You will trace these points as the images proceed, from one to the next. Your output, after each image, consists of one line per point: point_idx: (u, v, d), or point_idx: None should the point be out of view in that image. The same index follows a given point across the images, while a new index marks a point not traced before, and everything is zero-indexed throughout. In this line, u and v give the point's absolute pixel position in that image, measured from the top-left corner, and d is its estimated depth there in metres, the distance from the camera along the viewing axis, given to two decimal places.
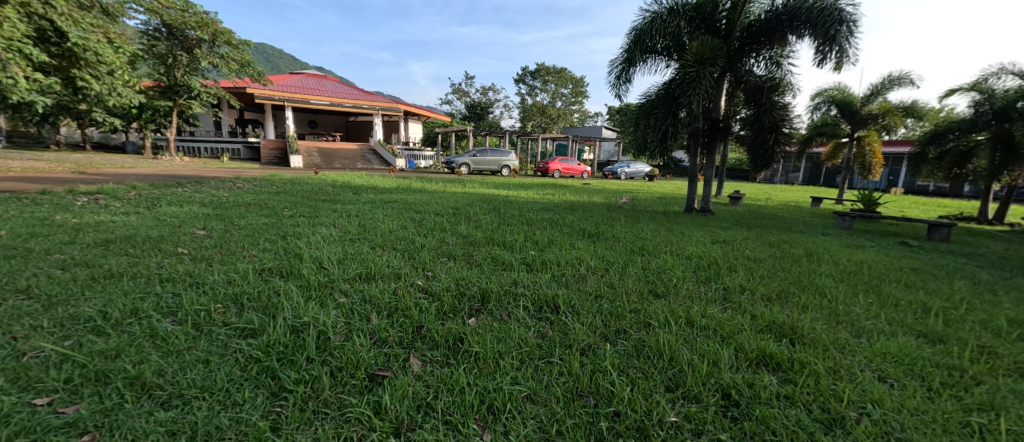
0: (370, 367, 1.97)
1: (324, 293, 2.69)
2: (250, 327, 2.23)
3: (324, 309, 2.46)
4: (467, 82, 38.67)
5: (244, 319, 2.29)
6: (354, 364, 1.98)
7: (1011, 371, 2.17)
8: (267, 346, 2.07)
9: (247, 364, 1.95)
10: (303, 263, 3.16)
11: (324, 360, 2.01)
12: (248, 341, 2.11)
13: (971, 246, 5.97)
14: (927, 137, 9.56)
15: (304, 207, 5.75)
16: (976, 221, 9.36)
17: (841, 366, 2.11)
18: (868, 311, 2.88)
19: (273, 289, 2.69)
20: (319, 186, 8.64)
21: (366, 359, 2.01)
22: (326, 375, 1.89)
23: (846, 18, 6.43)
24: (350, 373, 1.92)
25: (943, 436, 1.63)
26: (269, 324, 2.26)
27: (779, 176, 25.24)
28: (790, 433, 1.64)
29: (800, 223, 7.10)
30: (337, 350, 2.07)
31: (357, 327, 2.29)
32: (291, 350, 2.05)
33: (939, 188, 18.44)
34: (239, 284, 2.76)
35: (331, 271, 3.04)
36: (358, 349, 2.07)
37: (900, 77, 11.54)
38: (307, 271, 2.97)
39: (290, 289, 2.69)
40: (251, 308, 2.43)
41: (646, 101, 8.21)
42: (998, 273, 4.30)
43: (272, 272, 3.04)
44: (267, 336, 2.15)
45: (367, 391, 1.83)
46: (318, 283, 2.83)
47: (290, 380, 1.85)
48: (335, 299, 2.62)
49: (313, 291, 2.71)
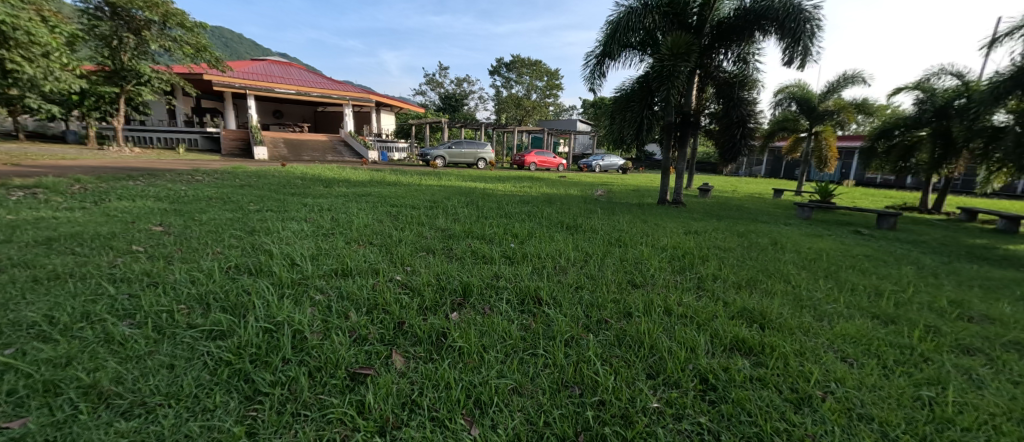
0: (351, 365, 1.91)
1: (299, 291, 2.59)
2: (219, 328, 2.10)
3: (300, 307, 2.35)
4: (442, 72, 37.85)
5: (212, 320, 2.16)
6: (334, 363, 1.91)
7: (953, 348, 2.36)
8: (237, 348, 1.96)
9: (217, 368, 1.84)
10: (274, 260, 3.00)
11: (302, 360, 1.93)
12: (217, 343, 1.99)
13: (914, 234, 6.46)
14: (877, 133, 10.19)
15: (271, 201, 5.48)
16: (919, 210, 10.14)
17: (806, 349, 2.23)
18: (829, 295, 3.08)
19: (241, 288, 2.54)
20: (288, 179, 8.26)
21: (346, 357, 1.94)
22: (305, 375, 1.82)
23: (811, 18, 6.74)
24: (331, 373, 1.86)
25: (900, 410, 1.76)
26: (239, 325, 2.14)
27: (743, 170, 26.40)
28: (763, 414, 1.72)
29: (764, 214, 7.45)
30: (315, 349, 1.99)
31: (335, 324, 2.21)
32: (265, 351, 1.95)
33: (886, 180, 19.86)
34: (204, 283, 2.60)
35: (304, 267, 2.91)
36: (338, 347, 2.00)
37: (854, 75, 12.22)
38: (278, 269, 2.82)
39: (261, 287, 2.56)
40: (217, 309, 2.29)
41: (621, 94, 8.31)
42: (938, 259, 4.68)
43: (240, 270, 2.88)
44: (239, 337, 2.04)
45: (349, 391, 1.77)
46: (292, 280, 2.71)
47: (266, 383, 1.77)
48: (311, 296, 2.52)
49: (286, 289, 2.60)
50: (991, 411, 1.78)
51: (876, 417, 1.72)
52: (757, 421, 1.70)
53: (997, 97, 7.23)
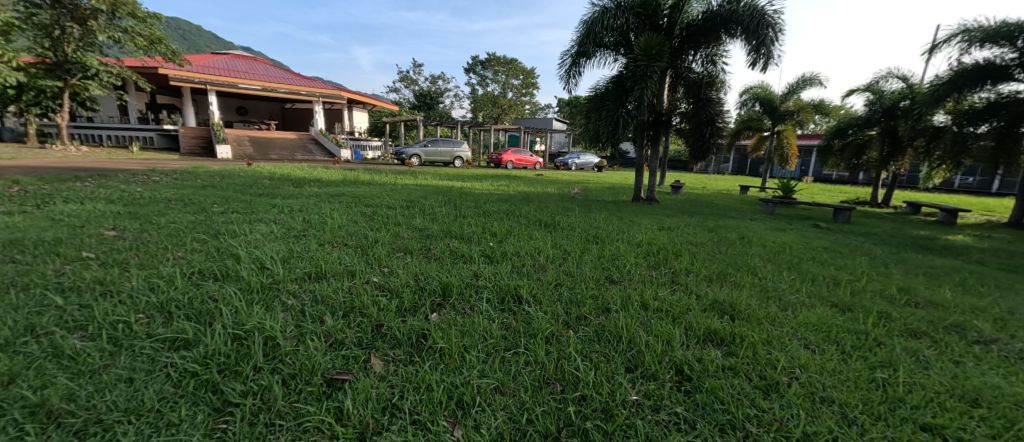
0: (328, 371, 1.85)
1: (270, 296, 2.48)
2: (183, 337, 1.98)
3: (272, 313, 2.25)
4: (416, 69, 37.26)
5: (175, 329, 2.03)
6: (309, 369, 1.84)
7: (903, 332, 2.54)
8: (204, 358, 1.86)
9: (182, 380, 1.74)
10: (242, 264, 2.87)
11: (275, 368, 1.85)
12: (180, 354, 1.88)
13: (866, 226, 6.89)
14: (833, 132, 10.79)
15: (237, 202, 5.24)
16: (870, 204, 10.84)
17: (773, 337, 2.34)
18: (792, 286, 3.24)
19: (206, 295, 2.41)
20: (256, 179, 7.91)
21: (323, 362, 1.88)
22: (278, 384, 1.75)
23: (773, 22, 7.05)
24: (306, 379, 1.80)
25: (857, 392, 1.87)
26: (206, 333, 2.02)
27: (712, 168, 27.37)
28: (735, 401, 1.79)
29: (732, 210, 7.76)
30: (289, 356, 1.91)
31: (309, 329, 2.14)
32: (235, 360, 1.86)
33: (842, 177, 21.08)
34: (165, 290, 2.44)
35: (274, 271, 2.79)
36: (313, 353, 1.93)
37: (811, 77, 12.89)
38: (246, 274, 2.69)
39: (228, 293, 2.43)
40: (181, 317, 2.16)
41: (596, 93, 8.42)
42: (889, 249, 5.02)
43: (204, 275, 2.74)
44: (205, 346, 1.93)
45: (326, 397, 1.72)
46: (261, 285, 2.58)
47: (236, 393, 1.68)
48: (283, 301, 2.42)
49: (256, 294, 2.48)
50: (937, 390, 1.91)
51: (837, 399, 1.82)
52: (731, 409, 1.76)
53: (937, 99, 7.91)
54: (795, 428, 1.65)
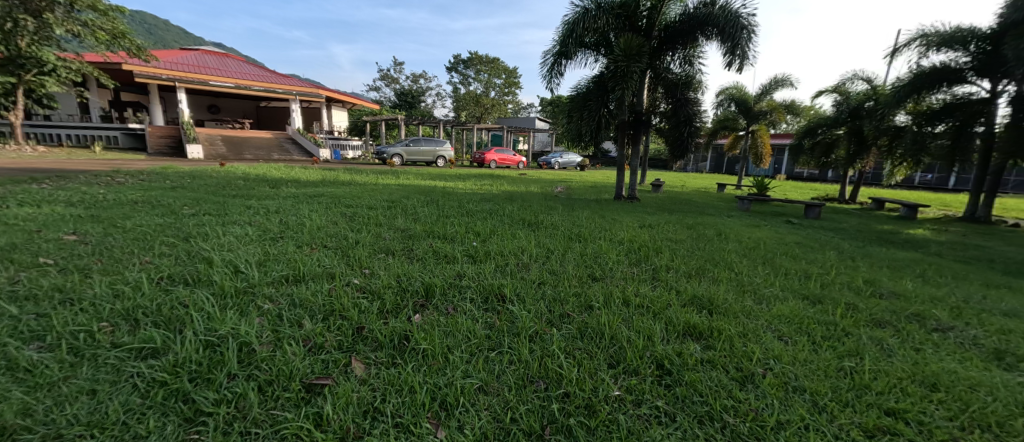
0: (306, 376, 1.80)
1: (244, 300, 2.39)
2: (151, 346, 1.89)
3: (246, 318, 2.18)
4: (396, 68, 36.73)
5: (143, 337, 1.93)
6: (286, 375, 1.79)
7: (869, 321, 2.66)
8: (173, 367, 1.78)
9: (149, 390, 1.66)
10: (214, 268, 2.76)
11: (250, 375, 1.79)
12: (148, 363, 1.79)
13: (835, 222, 7.18)
14: (803, 131, 11.21)
15: (209, 204, 5.04)
16: (838, 201, 11.31)
17: (749, 330, 2.41)
18: (768, 280, 3.35)
19: (175, 301, 2.30)
20: (229, 180, 7.64)
21: (301, 367, 1.83)
22: (254, 391, 1.69)
23: (747, 25, 7.26)
24: (283, 385, 1.74)
25: (827, 380, 1.94)
26: (176, 341, 1.93)
27: (690, 166, 28.01)
28: (713, 393, 1.83)
29: (710, 207, 7.97)
30: (265, 361, 1.85)
31: (287, 334, 2.07)
32: (207, 368, 1.79)
33: (813, 175, 21.90)
34: (131, 297, 2.32)
35: (249, 275, 2.69)
36: (290, 358, 1.87)
37: (783, 79, 13.36)
38: (219, 278, 2.58)
39: (200, 298, 2.33)
40: (148, 324, 2.06)
41: (578, 93, 8.49)
42: (857, 243, 5.25)
43: (174, 280, 2.62)
44: (175, 354, 1.85)
45: (304, 403, 1.67)
46: (235, 290, 2.49)
47: (208, 402, 1.62)
48: (259, 305, 2.34)
49: (230, 299, 2.39)
50: (899, 376, 2.00)
51: (809, 388, 1.88)
52: (710, 400, 1.80)
53: (897, 101, 8.30)
54: (770, 417, 1.70)
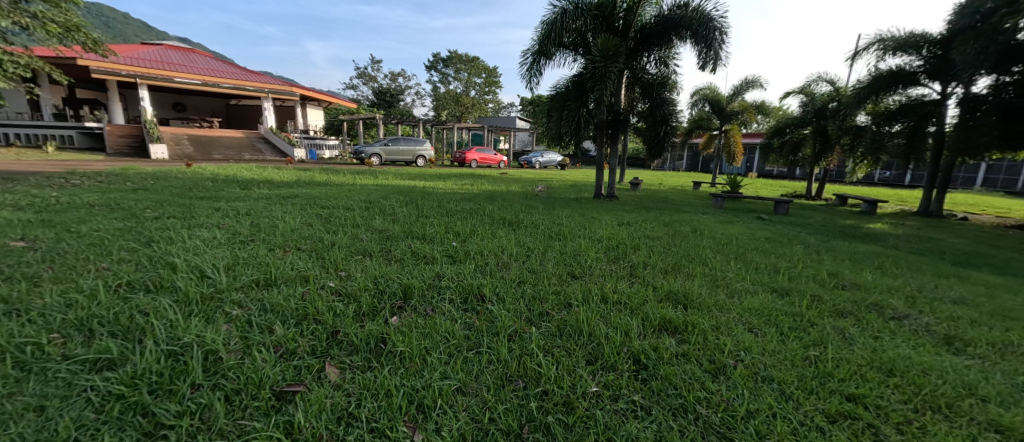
0: (277, 384, 1.77)
1: (211, 306, 2.32)
2: (106, 357, 1.81)
3: (213, 325, 2.11)
4: (374, 65, 36.09)
5: (97, 348, 1.85)
6: (256, 383, 1.75)
7: (831, 312, 2.81)
8: (131, 379, 1.71)
9: (104, 404, 1.59)
10: (178, 273, 2.66)
11: (216, 384, 1.74)
12: (103, 375, 1.71)
13: (802, 217, 7.51)
14: (773, 131, 11.66)
15: (175, 207, 4.85)
16: (806, 198, 11.80)
17: (721, 323, 2.51)
18: (739, 274, 3.49)
19: (134, 309, 2.21)
20: (197, 181, 7.36)
21: (271, 375, 1.80)
22: (220, 401, 1.65)
23: (720, 28, 7.49)
24: (252, 394, 1.71)
25: (793, 370, 2.04)
26: (135, 352, 1.86)
27: (668, 165, 28.65)
28: (687, 386, 1.90)
29: (685, 204, 8.19)
30: (232, 370, 1.81)
31: (257, 340, 2.03)
32: (169, 378, 1.73)
33: (783, 173, 22.76)
34: (85, 306, 2.22)
35: (217, 280, 2.61)
36: (260, 366, 1.84)
37: (753, 80, 13.83)
38: (183, 283, 2.49)
39: (162, 305, 2.24)
40: (104, 335, 1.98)
41: (557, 92, 8.57)
42: (821, 238, 5.51)
43: (134, 287, 2.51)
44: (134, 365, 1.78)
45: (275, 411, 1.64)
46: (201, 296, 2.41)
47: (170, 414, 1.56)
48: (226, 311, 2.28)
49: (195, 306, 2.31)
50: (857, 363, 2.13)
51: (775, 377, 1.98)
52: (683, 393, 1.87)
53: (858, 101, 8.74)
54: (740, 406, 1.78)
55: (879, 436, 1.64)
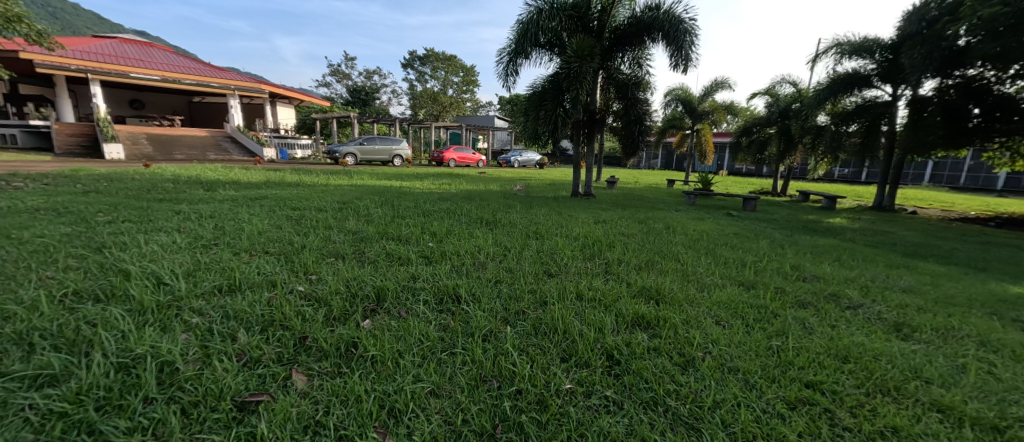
0: (239, 394, 1.71)
1: (168, 315, 2.21)
2: (48, 373, 1.70)
3: (169, 335, 2.02)
4: (347, 63, 35.25)
5: (38, 363, 1.73)
6: (216, 395, 1.69)
7: (793, 303, 2.94)
8: (76, 395, 1.61)
9: (44, 423, 1.49)
10: (132, 281, 2.52)
11: (171, 397, 1.66)
12: (44, 392, 1.61)
13: (768, 213, 7.81)
14: (741, 130, 12.08)
15: (132, 210, 4.60)
16: (772, 194, 12.28)
17: (691, 317, 2.59)
18: (708, 269, 3.61)
19: (81, 320, 2.08)
20: (157, 182, 7.00)
21: (233, 385, 1.74)
22: (176, 415, 1.58)
23: (690, 30, 7.70)
24: (211, 406, 1.64)
25: (757, 360, 2.13)
26: (81, 366, 1.76)
27: (643, 163, 29.24)
28: (657, 379, 1.95)
29: (659, 202, 8.38)
30: (189, 382, 1.73)
31: (217, 350, 1.95)
32: (119, 393, 1.64)
33: (752, 171, 23.60)
34: (25, 319, 2.07)
35: (175, 287, 2.49)
36: (221, 376, 1.77)
37: (723, 81, 14.29)
38: (137, 292, 2.36)
39: (113, 315, 2.12)
40: (46, 349, 1.85)
41: (533, 91, 8.61)
42: (786, 233, 5.75)
43: (83, 296, 2.37)
44: (79, 380, 1.68)
45: (236, 423, 1.58)
46: (157, 304, 2.29)
47: (118, 431, 1.48)
48: (185, 319, 2.18)
49: (151, 314, 2.20)
50: (816, 351, 2.24)
51: (741, 368, 2.06)
52: (653, 386, 1.92)
53: (818, 102, 9.16)
54: (707, 397, 1.84)
55: (834, 420, 1.73)
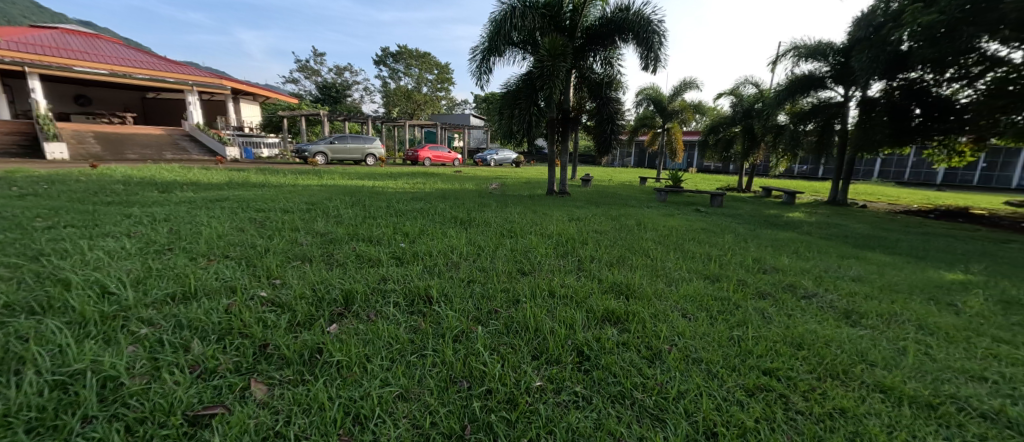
0: (192, 407, 1.63)
1: (114, 326, 2.08)
2: None
3: (114, 348, 1.90)
4: (316, 59, 34.13)
5: None
6: (165, 409, 1.61)
7: (754, 295, 3.07)
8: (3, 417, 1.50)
9: None
10: (73, 291, 2.36)
11: (114, 415, 1.57)
12: None
13: (734, 209, 8.12)
14: (708, 129, 12.49)
15: (77, 214, 4.30)
16: (738, 191, 12.77)
17: (658, 311, 2.66)
18: (677, 264, 3.72)
19: (12, 335, 1.93)
20: (106, 184, 6.56)
21: (184, 398, 1.66)
22: (119, 433, 1.49)
23: (659, 31, 7.88)
24: (159, 422, 1.56)
25: (720, 350, 2.21)
26: (10, 385, 1.63)
27: (618, 161, 29.76)
28: (625, 373, 2.00)
29: (631, 199, 8.56)
30: (136, 397, 1.64)
31: (168, 362, 1.85)
32: (53, 413, 1.54)
33: (720, 168, 24.43)
34: None
35: (121, 296, 2.34)
36: (172, 390, 1.69)
37: (691, 81, 14.71)
38: (78, 302, 2.21)
39: (49, 329, 1.98)
40: None
41: (507, 90, 8.61)
42: (749, 227, 6.00)
43: (16, 308, 2.19)
44: (7, 401, 1.56)
45: (188, 438, 1.51)
46: (101, 315, 2.15)
47: None
48: (132, 331, 2.06)
49: (94, 326, 2.06)
50: (774, 340, 2.34)
51: (705, 358, 2.13)
52: (621, 380, 1.96)
53: (779, 102, 9.59)
54: (672, 389, 1.90)
55: (788, 404, 1.82)
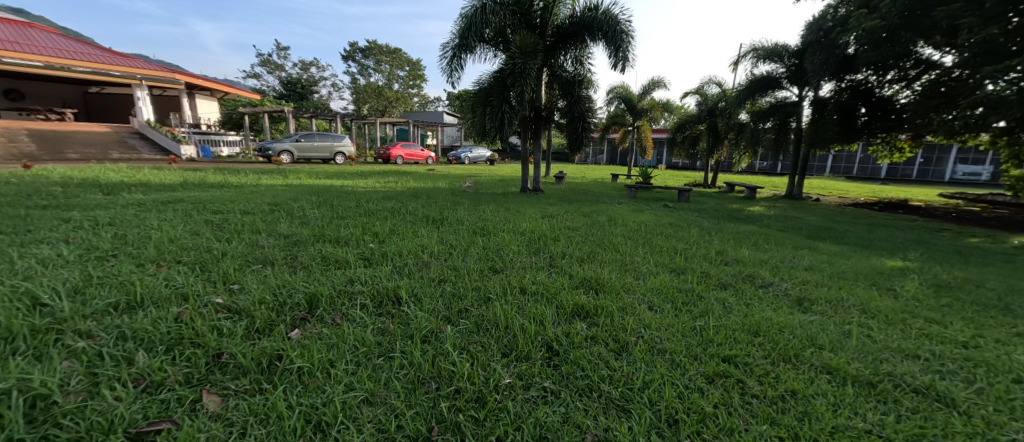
0: (136, 424, 1.54)
1: (47, 340, 1.93)
2: None
3: (46, 364, 1.76)
4: (280, 53, 32.76)
5: None
6: (104, 428, 1.50)
7: (716, 286, 3.19)
8: None
9: None
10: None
11: (45, 436, 1.46)
12: None
13: (699, 204, 8.41)
14: (675, 127, 12.86)
15: (7, 219, 3.95)
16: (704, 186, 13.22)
17: (626, 304, 2.72)
18: (645, 258, 3.81)
19: None
20: (44, 186, 6.07)
21: (127, 415, 1.56)
22: None
23: (626, 31, 8.04)
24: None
25: (683, 340, 2.29)
26: None
27: (590, 159, 30.20)
28: (593, 367, 2.03)
29: (602, 196, 8.71)
30: (71, 416, 1.53)
31: (109, 376, 1.74)
32: None
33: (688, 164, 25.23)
34: None
35: (56, 307, 2.17)
36: (112, 407, 1.58)
37: (659, 80, 15.09)
38: (5, 316, 2.03)
39: None
40: None
41: (479, 87, 8.56)
42: (713, 221, 6.23)
43: None
44: None
45: None
46: (32, 328, 1.98)
47: None
48: (69, 344, 1.91)
49: (24, 341, 1.90)
50: (733, 329, 2.45)
51: (669, 348, 2.20)
52: (589, 374, 1.99)
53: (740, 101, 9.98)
54: (637, 380, 1.95)
55: (745, 389, 1.91)
